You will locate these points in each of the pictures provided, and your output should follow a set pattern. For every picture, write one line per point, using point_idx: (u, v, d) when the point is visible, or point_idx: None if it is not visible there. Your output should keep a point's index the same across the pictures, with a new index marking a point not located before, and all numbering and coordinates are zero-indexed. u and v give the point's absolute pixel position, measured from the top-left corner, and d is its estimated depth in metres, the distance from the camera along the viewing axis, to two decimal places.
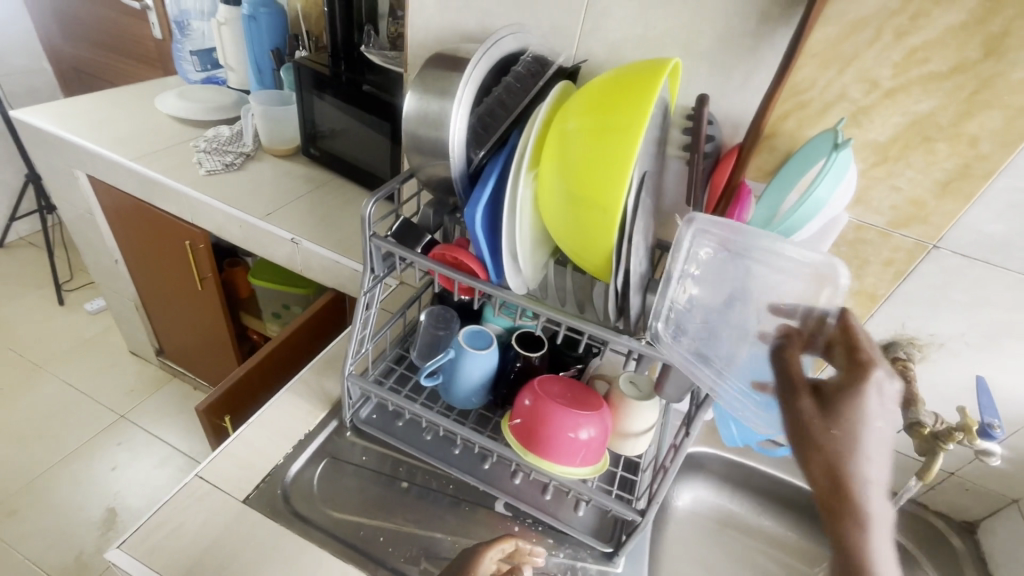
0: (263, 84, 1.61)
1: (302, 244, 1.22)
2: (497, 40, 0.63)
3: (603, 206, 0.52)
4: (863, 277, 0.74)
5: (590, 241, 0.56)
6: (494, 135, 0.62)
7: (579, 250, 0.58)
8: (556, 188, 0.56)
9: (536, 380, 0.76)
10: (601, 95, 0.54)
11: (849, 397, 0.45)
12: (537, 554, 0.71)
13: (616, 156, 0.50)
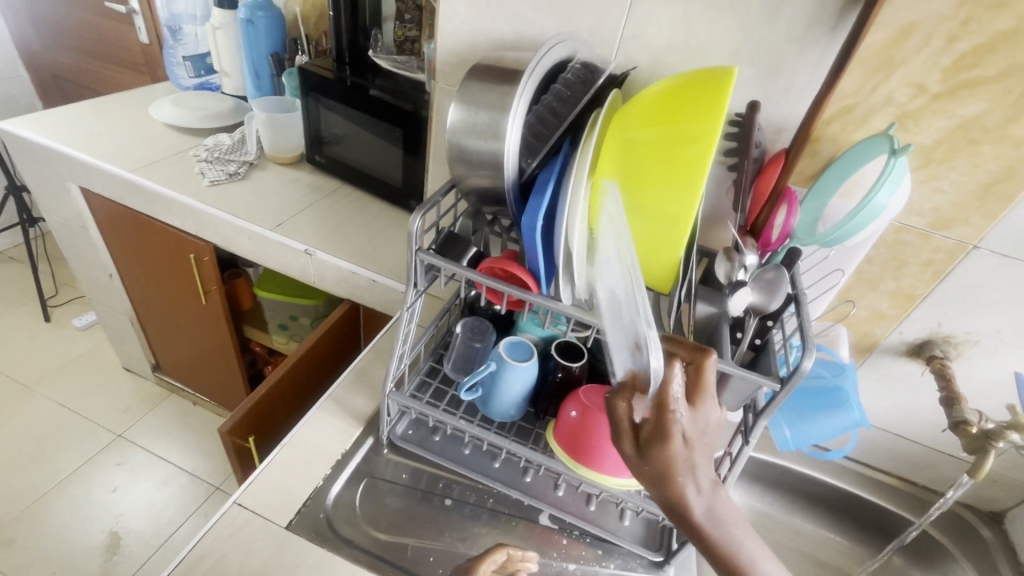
0: (261, 90, 1.56)
1: (317, 254, 1.19)
2: (548, 49, 0.62)
3: (676, 217, 0.54)
4: (900, 279, 0.75)
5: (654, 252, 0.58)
6: (547, 144, 0.62)
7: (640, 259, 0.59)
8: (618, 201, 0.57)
9: (580, 390, 0.75)
10: (663, 108, 0.55)
11: (678, 495, 0.46)
12: (528, 560, 0.70)
13: (688, 174, 0.53)
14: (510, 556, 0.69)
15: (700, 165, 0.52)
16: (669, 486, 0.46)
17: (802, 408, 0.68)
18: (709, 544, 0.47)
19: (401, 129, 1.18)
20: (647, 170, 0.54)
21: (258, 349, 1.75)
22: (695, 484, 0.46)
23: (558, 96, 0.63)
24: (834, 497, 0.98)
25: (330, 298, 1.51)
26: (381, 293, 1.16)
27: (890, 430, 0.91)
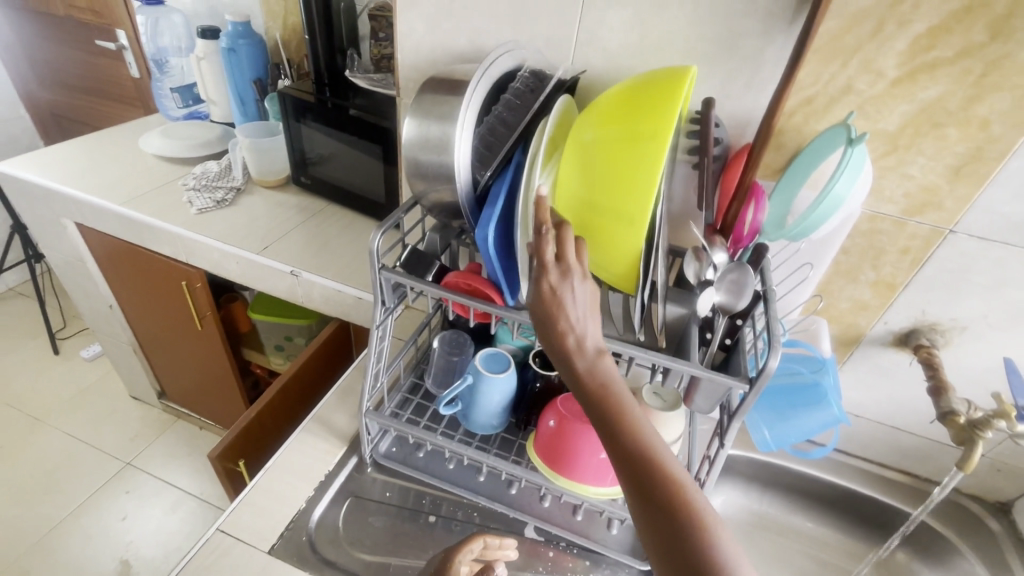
0: (246, 115, 1.59)
1: (303, 275, 1.19)
2: (497, 59, 0.63)
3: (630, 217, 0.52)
4: (879, 268, 0.73)
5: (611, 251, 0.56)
6: (498, 155, 0.62)
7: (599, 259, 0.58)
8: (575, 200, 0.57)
9: (558, 399, 0.74)
10: (618, 108, 0.55)
11: (558, 346, 0.52)
12: (507, 547, 0.70)
13: (638, 166, 0.51)
14: (487, 545, 0.69)
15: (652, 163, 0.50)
16: (547, 338, 0.53)
17: (780, 407, 0.67)
18: (602, 412, 0.50)
19: (380, 146, 1.19)
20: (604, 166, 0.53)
21: (258, 371, 1.76)
22: (570, 341, 0.52)
23: (509, 105, 0.64)
24: (834, 495, 0.95)
25: (323, 317, 1.52)
26: (367, 310, 1.16)
27: (885, 422, 0.89)
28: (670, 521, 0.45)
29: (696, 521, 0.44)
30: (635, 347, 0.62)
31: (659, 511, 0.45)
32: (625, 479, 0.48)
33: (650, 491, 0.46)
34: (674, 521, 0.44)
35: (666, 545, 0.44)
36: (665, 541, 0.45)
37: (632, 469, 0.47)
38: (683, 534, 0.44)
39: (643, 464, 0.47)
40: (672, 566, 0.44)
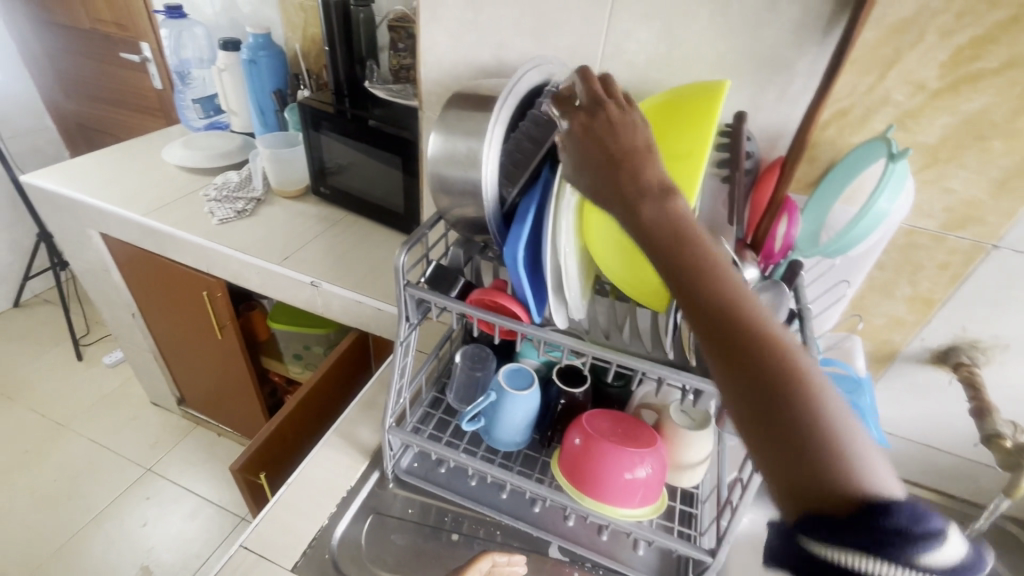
0: (266, 126, 1.60)
1: (323, 286, 1.20)
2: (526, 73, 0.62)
3: None
4: (916, 283, 0.71)
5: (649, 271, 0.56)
6: (526, 171, 0.61)
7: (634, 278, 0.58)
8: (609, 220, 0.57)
9: (583, 417, 0.73)
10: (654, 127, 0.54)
11: (639, 225, 0.45)
12: (516, 564, 0.71)
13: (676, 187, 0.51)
14: (494, 563, 0.70)
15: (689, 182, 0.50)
16: (631, 216, 0.46)
17: None
18: (689, 281, 0.42)
19: (399, 156, 1.19)
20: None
21: (276, 379, 1.77)
22: (658, 217, 0.45)
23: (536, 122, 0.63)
24: None
25: (341, 327, 1.52)
26: (386, 321, 1.16)
27: (920, 441, 0.86)
28: (781, 396, 0.35)
29: (818, 404, 0.34)
30: (665, 367, 0.61)
31: (765, 387, 0.35)
32: (720, 356, 0.38)
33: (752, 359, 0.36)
34: (785, 403, 0.35)
35: (773, 429, 0.34)
36: (773, 428, 0.34)
37: (730, 336, 0.38)
38: (797, 414, 0.34)
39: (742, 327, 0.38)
40: (784, 449, 0.33)
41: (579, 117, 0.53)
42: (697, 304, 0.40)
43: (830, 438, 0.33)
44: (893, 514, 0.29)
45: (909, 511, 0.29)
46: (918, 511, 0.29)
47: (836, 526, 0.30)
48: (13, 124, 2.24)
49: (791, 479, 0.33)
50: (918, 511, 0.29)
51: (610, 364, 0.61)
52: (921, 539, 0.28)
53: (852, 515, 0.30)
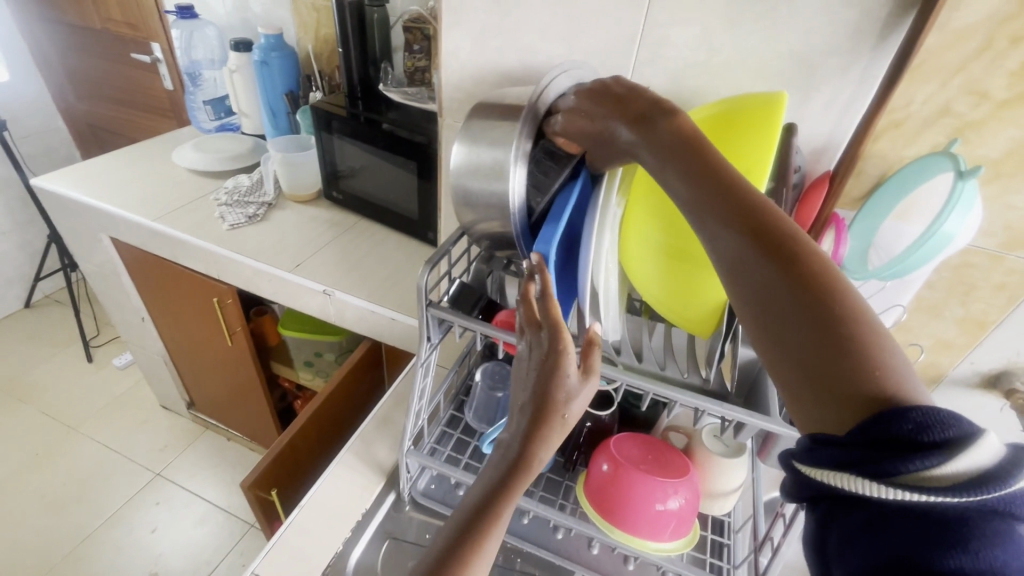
0: (278, 127, 1.58)
1: (335, 294, 1.17)
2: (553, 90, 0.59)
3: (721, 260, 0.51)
4: (969, 305, 0.66)
5: (694, 292, 0.54)
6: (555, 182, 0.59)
7: (676, 301, 0.55)
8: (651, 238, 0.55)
9: (612, 442, 0.70)
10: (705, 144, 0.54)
11: (655, 155, 0.46)
12: None
13: None
14: None
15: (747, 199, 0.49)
16: (649, 142, 0.47)
17: None
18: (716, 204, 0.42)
19: (415, 161, 1.16)
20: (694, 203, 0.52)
21: (287, 384, 1.75)
22: (673, 139, 0.46)
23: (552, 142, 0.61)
24: None
25: (352, 334, 1.50)
26: (400, 331, 1.13)
27: None
28: (798, 302, 0.36)
29: (832, 307, 0.36)
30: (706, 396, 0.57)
31: (782, 295, 0.37)
32: (733, 265, 0.40)
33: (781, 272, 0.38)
34: (817, 313, 0.36)
35: (787, 335, 0.37)
36: (788, 333, 0.37)
37: (744, 248, 0.39)
38: (812, 318, 0.36)
39: (771, 245, 0.39)
40: (814, 358, 0.35)
41: (608, 108, 0.51)
42: (724, 222, 0.41)
43: (845, 340, 0.34)
44: (905, 422, 0.29)
45: (924, 415, 0.29)
46: (937, 415, 0.29)
47: (850, 444, 0.31)
48: (24, 125, 2.23)
49: (806, 381, 0.35)
50: (932, 416, 0.29)
51: (645, 393, 0.57)
52: (943, 446, 0.28)
53: (867, 427, 0.31)
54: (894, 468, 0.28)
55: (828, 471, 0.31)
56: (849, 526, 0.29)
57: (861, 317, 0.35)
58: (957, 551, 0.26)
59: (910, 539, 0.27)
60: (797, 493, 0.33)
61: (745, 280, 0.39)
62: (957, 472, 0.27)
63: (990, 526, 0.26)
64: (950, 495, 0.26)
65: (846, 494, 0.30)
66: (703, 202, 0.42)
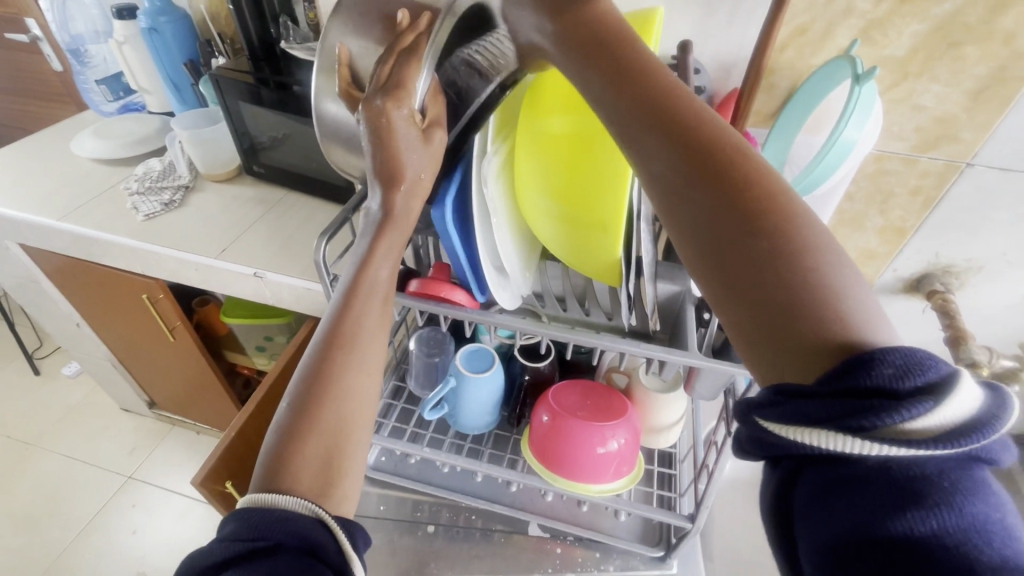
0: (184, 101, 1.45)
1: (267, 276, 1.11)
2: None
3: (608, 209, 0.48)
4: (887, 213, 0.66)
5: (592, 245, 0.51)
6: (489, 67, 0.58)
7: (571, 252, 0.54)
8: (541, 196, 0.52)
9: (550, 393, 0.69)
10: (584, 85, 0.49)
11: (582, 66, 0.42)
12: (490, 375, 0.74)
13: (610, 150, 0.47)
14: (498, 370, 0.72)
15: (615, 168, 0.47)
16: (565, 62, 0.43)
17: None
18: (656, 114, 0.37)
19: None
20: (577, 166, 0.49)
21: (246, 371, 1.71)
22: (604, 43, 0.41)
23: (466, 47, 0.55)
24: None
25: (300, 313, 1.45)
26: None
27: None
28: (746, 228, 0.32)
29: (783, 232, 0.32)
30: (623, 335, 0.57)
31: (725, 217, 0.33)
32: (673, 183, 0.35)
33: (724, 192, 0.34)
34: (766, 241, 0.32)
35: (734, 283, 0.32)
36: (733, 262, 0.33)
37: (680, 169, 0.35)
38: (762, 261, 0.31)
39: (715, 163, 0.35)
40: (763, 290, 0.31)
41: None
42: (664, 138, 0.36)
43: (797, 271, 0.31)
44: (884, 366, 0.26)
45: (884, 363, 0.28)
46: (912, 357, 0.27)
47: (818, 393, 0.27)
48: None
49: (757, 321, 0.31)
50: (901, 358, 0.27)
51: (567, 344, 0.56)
52: (926, 392, 0.26)
53: (835, 374, 0.27)
54: (873, 421, 0.25)
55: (796, 428, 0.27)
56: (822, 485, 0.27)
57: (814, 249, 0.31)
58: (945, 510, 0.24)
59: (896, 500, 0.25)
60: (753, 449, 0.30)
61: (685, 201, 0.35)
62: (939, 422, 0.25)
63: (969, 480, 0.25)
64: (940, 447, 0.25)
65: (818, 454, 0.27)
66: (640, 113, 0.38)
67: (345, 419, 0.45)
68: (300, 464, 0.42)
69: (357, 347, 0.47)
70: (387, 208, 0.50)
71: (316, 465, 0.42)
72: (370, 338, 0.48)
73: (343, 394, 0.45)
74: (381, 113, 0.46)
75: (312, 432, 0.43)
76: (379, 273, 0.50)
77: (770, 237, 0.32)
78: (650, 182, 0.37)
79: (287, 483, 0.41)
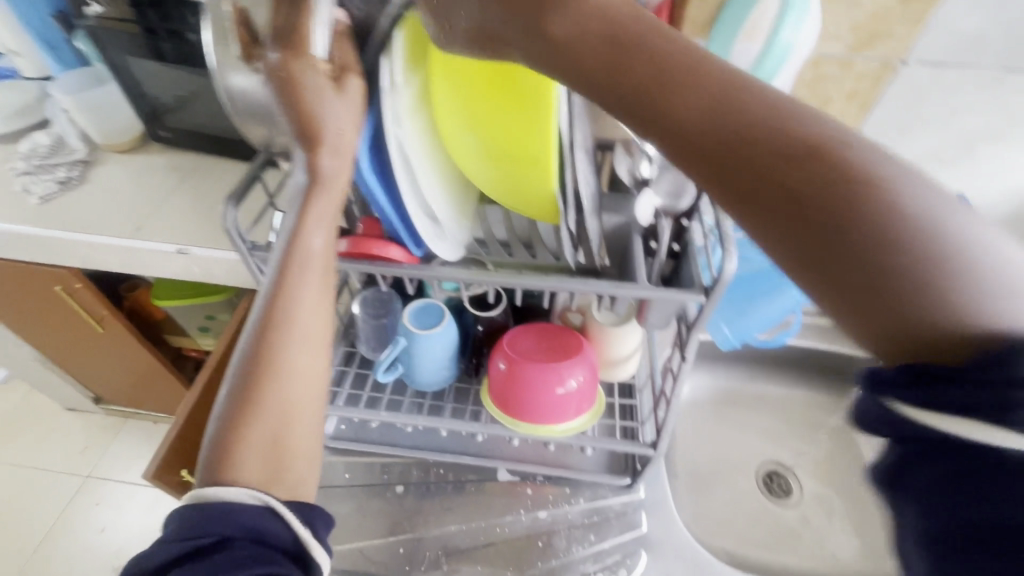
0: (64, 63, 1.27)
1: (193, 251, 1.02)
2: None
3: (536, 143, 0.44)
4: (827, 120, 0.64)
5: (525, 184, 0.47)
6: None
7: (502, 194, 0.50)
8: (465, 135, 0.47)
9: (504, 340, 0.67)
10: None
11: (542, 47, 0.35)
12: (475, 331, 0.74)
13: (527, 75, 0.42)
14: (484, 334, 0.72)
15: (539, 97, 0.42)
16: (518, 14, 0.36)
17: (738, 303, 0.59)
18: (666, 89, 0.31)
19: None
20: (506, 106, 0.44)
21: (193, 354, 1.62)
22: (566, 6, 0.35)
23: None
24: (799, 359, 0.93)
25: (239, 287, 1.36)
26: None
27: None
28: (832, 201, 0.26)
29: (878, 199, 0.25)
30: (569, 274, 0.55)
31: (807, 187, 0.27)
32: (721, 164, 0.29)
33: (799, 168, 0.27)
34: (865, 213, 0.25)
35: (812, 250, 0.26)
36: (829, 244, 0.26)
37: (725, 142, 0.29)
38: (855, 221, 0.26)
39: (762, 130, 0.28)
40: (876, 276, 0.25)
41: None
42: (696, 113, 0.30)
43: (905, 245, 0.24)
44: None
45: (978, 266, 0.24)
46: None
47: (959, 374, 0.22)
48: None
49: (871, 312, 0.25)
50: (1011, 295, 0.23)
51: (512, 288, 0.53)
52: None
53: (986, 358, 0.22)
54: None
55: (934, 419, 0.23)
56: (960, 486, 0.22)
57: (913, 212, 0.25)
58: None
59: None
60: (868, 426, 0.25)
61: (753, 186, 0.28)
62: None
63: None
64: None
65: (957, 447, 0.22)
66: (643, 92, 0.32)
67: (293, 400, 0.43)
68: (247, 453, 0.40)
69: (296, 325, 0.44)
70: (313, 170, 0.45)
71: (265, 451, 0.41)
72: (308, 309, 0.44)
73: (289, 375, 0.43)
74: (287, 72, 0.45)
75: (258, 420, 0.41)
76: (313, 241, 0.45)
77: (863, 208, 0.25)
78: (684, 141, 0.30)
79: (231, 476, 0.39)
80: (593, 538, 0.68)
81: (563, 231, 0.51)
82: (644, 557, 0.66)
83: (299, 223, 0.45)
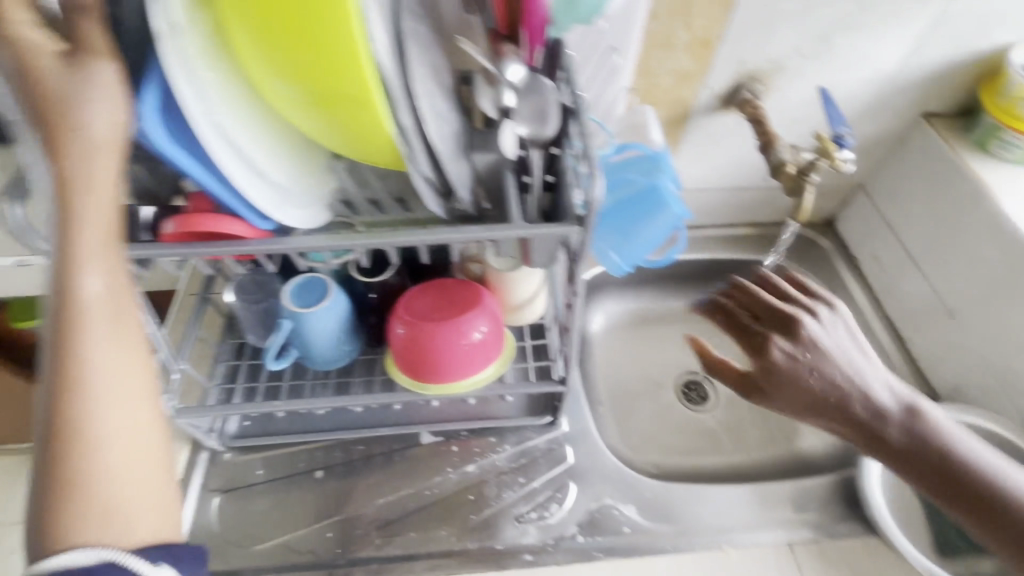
0: None
1: None
2: None
3: (354, 89, 0.39)
4: (691, 24, 0.62)
5: (359, 133, 0.43)
6: None
7: (338, 146, 0.45)
8: (278, 84, 0.40)
9: (399, 304, 0.63)
10: None
11: (791, 399, 0.52)
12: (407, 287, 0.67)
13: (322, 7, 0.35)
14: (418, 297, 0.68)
15: (342, 35, 0.36)
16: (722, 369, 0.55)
17: (623, 226, 0.59)
18: (833, 414, 0.51)
19: None
20: (302, 52, 0.37)
21: None
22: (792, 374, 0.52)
23: None
24: (704, 273, 0.93)
25: None
26: None
27: (730, 190, 0.87)
28: (936, 470, 0.49)
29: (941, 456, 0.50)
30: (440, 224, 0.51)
31: (932, 464, 0.49)
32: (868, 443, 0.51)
33: (923, 459, 0.50)
34: (947, 465, 0.49)
35: (947, 480, 0.49)
36: (926, 470, 0.49)
37: (933, 473, 0.49)
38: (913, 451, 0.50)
39: (924, 442, 0.50)
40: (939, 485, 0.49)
41: None
42: (897, 465, 0.50)
43: (950, 472, 0.49)
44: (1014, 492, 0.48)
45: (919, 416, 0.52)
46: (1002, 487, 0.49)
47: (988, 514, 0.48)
48: None
49: (940, 478, 0.49)
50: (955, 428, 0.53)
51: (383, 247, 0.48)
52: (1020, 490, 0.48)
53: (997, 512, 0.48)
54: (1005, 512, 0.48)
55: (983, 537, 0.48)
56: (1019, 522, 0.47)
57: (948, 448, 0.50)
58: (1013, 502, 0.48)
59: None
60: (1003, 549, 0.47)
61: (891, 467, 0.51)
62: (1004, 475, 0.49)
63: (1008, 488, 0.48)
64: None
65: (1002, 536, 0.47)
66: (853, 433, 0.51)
67: (103, 442, 0.35)
68: (76, 528, 0.33)
69: (89, 345, 0.35)
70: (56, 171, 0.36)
71: (96, 507, 0.33)
72: (113, 343, 0.36)
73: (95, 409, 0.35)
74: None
75: (81, 487, 0.33)
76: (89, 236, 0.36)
77: (945, 468, 0.49)
78: (887, 454, 0.50)
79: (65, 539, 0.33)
80: (522, 481, 0.68)
81: (418, 182, 0.47)
82: (573, 488, 0.68)
83: (70, 239, 0.36)
